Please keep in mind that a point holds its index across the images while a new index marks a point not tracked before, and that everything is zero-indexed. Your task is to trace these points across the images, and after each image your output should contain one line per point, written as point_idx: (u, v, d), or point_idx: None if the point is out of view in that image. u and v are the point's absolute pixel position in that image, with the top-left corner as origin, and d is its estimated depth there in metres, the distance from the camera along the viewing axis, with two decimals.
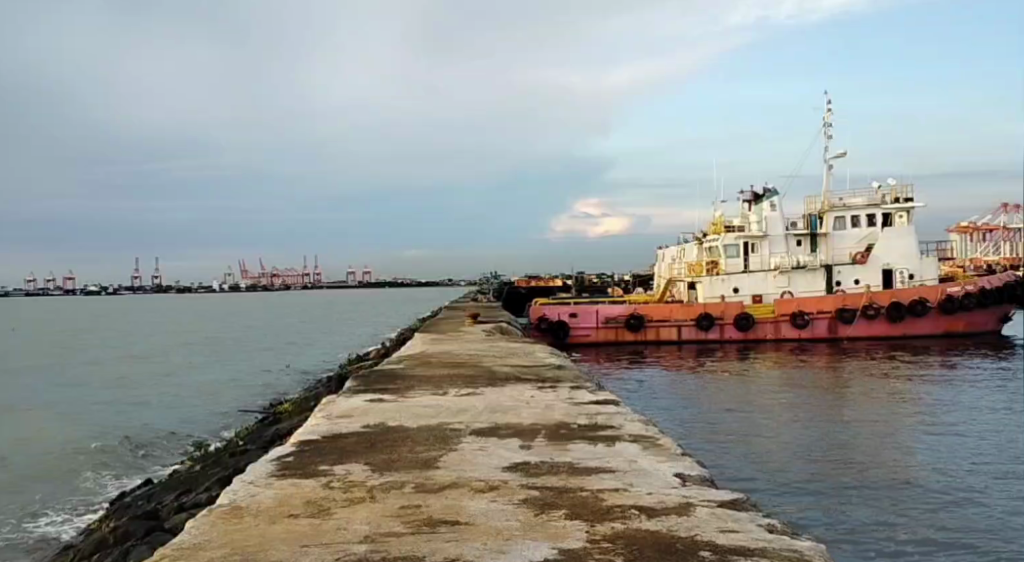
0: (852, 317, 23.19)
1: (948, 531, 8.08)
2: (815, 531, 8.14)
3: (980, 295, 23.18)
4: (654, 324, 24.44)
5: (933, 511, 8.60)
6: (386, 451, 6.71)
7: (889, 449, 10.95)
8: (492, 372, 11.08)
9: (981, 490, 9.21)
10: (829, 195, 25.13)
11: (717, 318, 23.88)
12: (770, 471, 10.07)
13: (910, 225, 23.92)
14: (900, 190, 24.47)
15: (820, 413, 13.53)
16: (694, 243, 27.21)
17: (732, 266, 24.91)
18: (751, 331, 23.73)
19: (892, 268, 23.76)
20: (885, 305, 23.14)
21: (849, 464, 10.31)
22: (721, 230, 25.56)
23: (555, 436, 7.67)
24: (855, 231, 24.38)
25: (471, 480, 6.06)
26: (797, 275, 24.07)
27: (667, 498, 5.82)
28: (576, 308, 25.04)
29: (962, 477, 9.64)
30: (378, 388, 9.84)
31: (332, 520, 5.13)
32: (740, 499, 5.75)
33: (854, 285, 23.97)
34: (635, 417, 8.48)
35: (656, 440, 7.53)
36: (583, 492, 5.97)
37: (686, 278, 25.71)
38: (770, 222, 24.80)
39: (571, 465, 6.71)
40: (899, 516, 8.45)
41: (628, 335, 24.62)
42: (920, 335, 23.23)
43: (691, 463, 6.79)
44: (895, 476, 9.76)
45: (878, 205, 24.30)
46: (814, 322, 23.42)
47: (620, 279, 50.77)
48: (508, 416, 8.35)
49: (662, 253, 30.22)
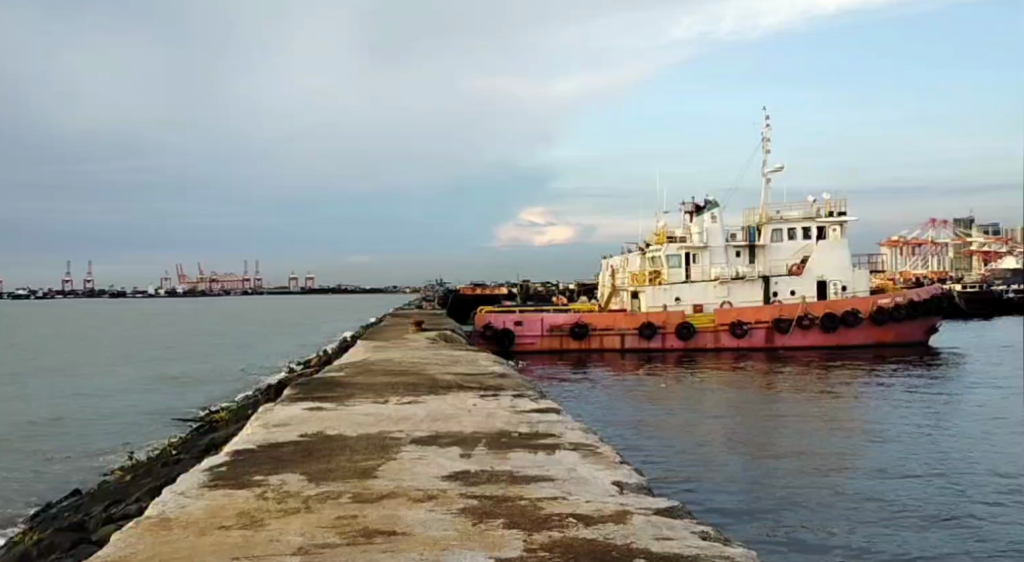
0: (788, 327, 23.71)
1: (877, 537, 8.31)
2: (750, 537, 8.29)
3: (908, 307, 23.85)
4: (598, 332, 24.66)
5: (861, 517, 8.84)
6: (323, 460, 6.64)
7: (820, 457, 11.22)
8: (434, 380, 11.04)
9: (906, 497, 9.49)
10: (767, 207, 25.66)
11: (659, 327, 24.25)
12: (707, 477, 10.21)
13: (843, 238, 24.54)
14: (834, 204, 25.07)
15: (756, 421, 13.76)
16: (638, 252, 27.47)
17: (674, 276, 25.30)
18: (692, 340, 24.10)
19: (827, 280, 24.36)
20: (819, 315, 23.70)
21: (783, 471, 10.53)
22: (664, 240, 25.91)
23: (496, 444, 7.70)
24: (792, 244, 24.93)
25: (409, 490, 6.04)
26: (736, 285, 24.53)
27: (605, 506, 5.90)
28: (521, 316, 25.15)
29: (891, 485, 9.92)
30: (317, 395, 9.76)
31: (265, 531, 5.06)
32: (675, 507, 5.88)
33: (790, 296, 24.48)
34: (575, 425, 8.56)
35: (595, 449, 7.63)
36: (522, 501, 6.01)
37: (629, 287, 25.99)
38: (710, 234, 25.23)
39: (511, 474, 6.75)
40: (827, 522, 8.67)
41: (573, 343, 24.79)
42: (853, 345, 23.79)
43: (630, 471, 6.92)
44: (825, 482, 10.01)
45: (813, 219, 24.92)
46: (752, 331, 23.90)
47: (564, 288, 50.97)
48: (448, 424, 8.35)
49: (605, 263, 30.50)
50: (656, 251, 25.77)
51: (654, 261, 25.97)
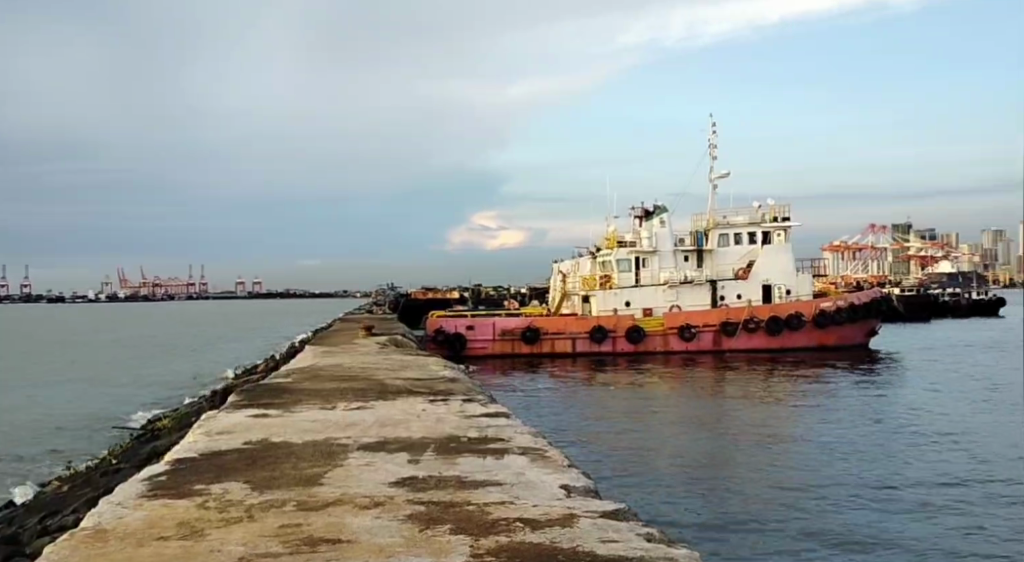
0: (734, 330, 24.06)
1: (820, 535, 8.47)
2: (696, 538, 8.38)
3: (849, 310, 24.39)
4: (549, 336, 24.75)
5: (804, 516, 9.00)
6: (268, 468, 6.55)
7: (765, 458, 11.40)
8: (383, 385, 10.98)
9: (847, 496, 9.70)
10: (713, 212, 26.03)
11: (609, 330, 24.44)
12: (655, 479, 10.31)
13: (787, 243, 25.01)
14: (778, 210, 25.54)
15: (703, 423, 13.93)
16: (588, 256, 27.66)
17: (624, 280, 25.53)
18: (642, 344, 24.32)
19: (772, 284, 24.78)
20: (765, 319, 24.10)
21: (728, 471, 10.68)
22: (614, 245, 26.12)
23: (445, 449, 7.68)
24: (738, 249, 25.32)
25: (355, 497, 5.99)
26: (685, 289, 24.82)
27: (552, 510, 5.93)
28: (473, 320, 25.12)
29: (833, 484, 10.12)
30: (263, 401, 9.63)
31: (206, 541, 4.98)
32: (621, 509, 5.93)
33: (736, 300, 24.87)
34: (524, 429, 8.59)
35: (544, 452, 7.65)
36: (469, 506, 6.01)
37: (580, 291, 26.13)
38: (659, 238, 25.43)
39: (459, 479, 6.73)
40: (770, 522, 8.81)
41: (524, 347, 24.83)
42: (796, 348, 24.22)
43: (578, 474, 6.96)
44: (770, 483, 10.18)
45: (758, 224, 25.37)
46: (700, 334, 24.20)
47: (515, 292, 51.03)
48: (397, 429, 8.30)
49: (556, 267, 30.65)
50: (606, 256, 25.97)
51: (604, 266, 26.16)
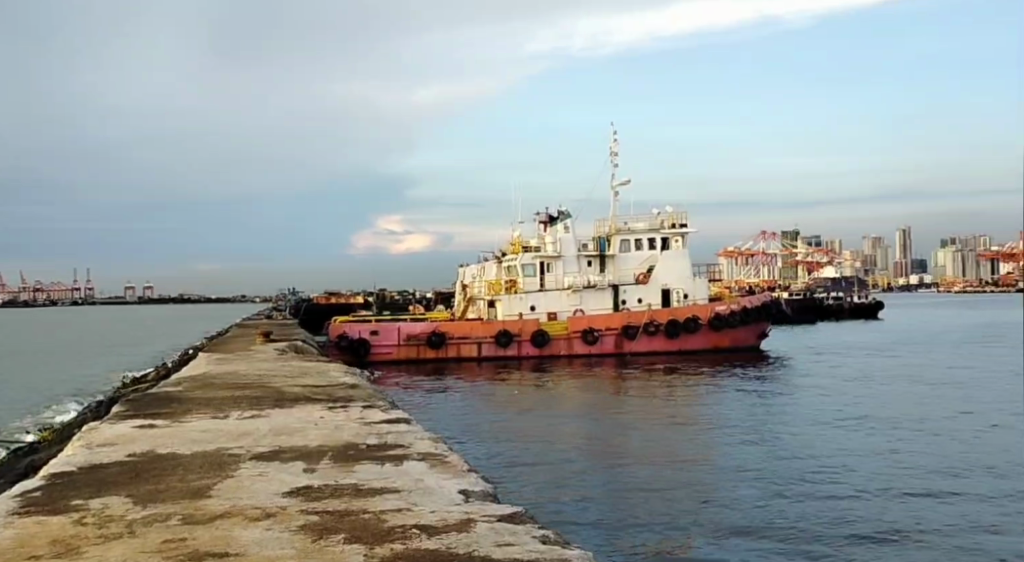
0: (635, 334, 24.54)
1: (712, 531, 8.71)
2: (593, 537, 8.50)
3: (742, 313, 25.23)
4: (454, 341, 24.71)
5: (697, 514, 9.24)
6: (153, 481, 6.33)
7: (662, 457, 11.66)
8: (280, 392, 10.74)
9: (738, 493, 10.01)
10: (615, 218, 26.53)
11: (514, 334, 24.56)
12: (555, 481, 10.40)
13: (685, 248, 25.70)
14: (677, 216, 26.22)
15: (602, 425, 14.14)
16: (493, 261, 27.74)
17: (528, 285, 25.72)
18: (546, 347, 24.52)
19: (671, 288, 25.44)
20: (664, 322, 24.67)
21: (626, 472, 10.87)
22: (518, 250, 26.28)
23: (343, 457, 7.58)
24: (639, 254, 25.87)
25: (245, 509, 5.85)
26: (587, 294, 25.18)
27: (449, 515, 5.92)
28: (377, 325, 24.85)
29: (725, 482, 10.43)
30: (150, 411, 9.27)
31: (82, 560, 4.77)
32: (518, 513, 5.97)
33: (637, 304, 25.38)
34: (425, 435, 8.54)
35: (443, 458, 7.64)
36: (365, 514, 5.94)
37: (485, 296, 26.17)
38: (562, 244, 25.83)
39: (355, 487, 6.65)
40: (665, 520, 9.01)
41: (429, 352, 24.71)
42: (694, 350, 24.87)
43: (476, 479, 6.98)
44: (665, 482, 10.41)
45: (658, 230, 25.97)
46: (603, 338, 24.60)
47: (418, 297, 50.63)
48: (293, 438, 8.13)
49: (461, 272, 30.63)
50: (511, 261, 26.11)
51: (509, 270, 26.30)
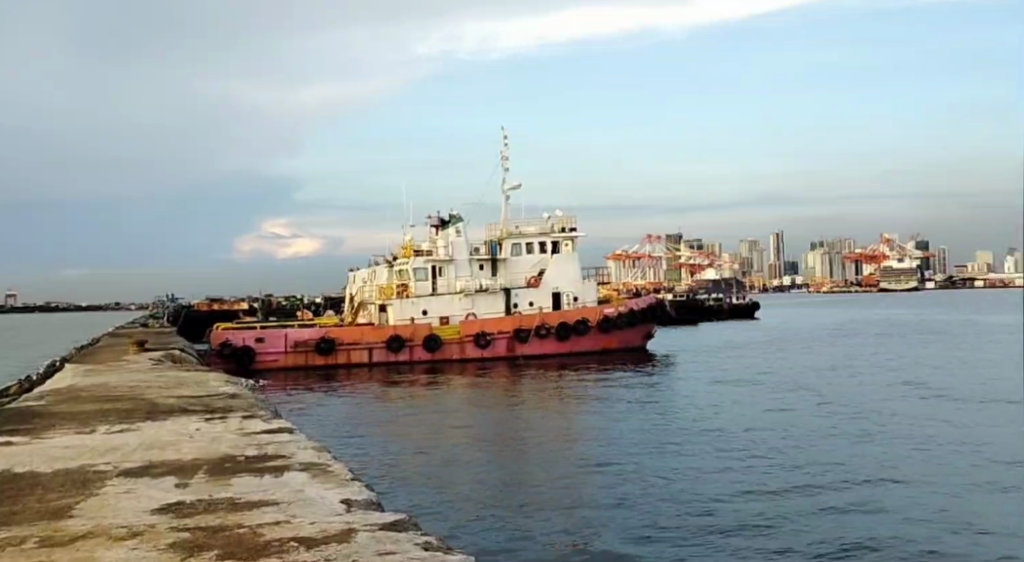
0: (527, 337, 24.70)
1: (597, 529, 8.82)
2: (481, 540, 8.46)
3: (630, 315, 25.76)
4: (345, 347, 24.31)
5: (583, 513, 9.34)
6: (8, 503, 5.94)
7: (549, 458, 11.76)
8: (154, 405, 10.27)
9: (624, 491, 10.17)
10: (506, 222, 26.69)
11: (406, 340, 24.34)
12: (443, 486, 10.32)
13: (574, 252, 26.07)
14: (567, 220, 26.58)
15: (492, 428, 14.13)
16: (383, 265, 27.40)
17: (420, 289, 25.53)
18: (438, 352, 24.40)
19: (561, 291, 25.75)
20: (554, 325, 24.93)
21: (515, 474, 10.91)
22: (410, 253, 26.07)
23: (219, 470, 7.30)
24: (530, 257, 26.09)
25: (109, 528, 5.55)
26: (479, 298, 25.19)
27: (329, 526, 5.78)
28: (262, 332, 24.15)
29: (612, 481, 10.59)
30: (7, 429, 8.69)
31: None
32: (400, 520, 5.88)
33: (528, 307, 25.56)
34: (307, 444, 8.33)
35: (325, 467, 7.46)
36: (240, 529, 5.74)
37: (375, 300, 25.80)
38: (454, 247, 25.77)
39: (230, 501, 6.41)
40: (552, 520, 9.06)
41: (317, 359, 24.19)
42: (583, 352, 25.21)
43: (360, 487, 6.85)
44: (552, 483, 10.49)
45: (548, 234, 26.26)
46: (495, 341, 24.65)
47: (306, 303, 49.66)
48: (166, 452, 7.80)
49: (350, 276, 30.12)
50: (403, 265, 25.87)
51: (400, 274, 26.04)
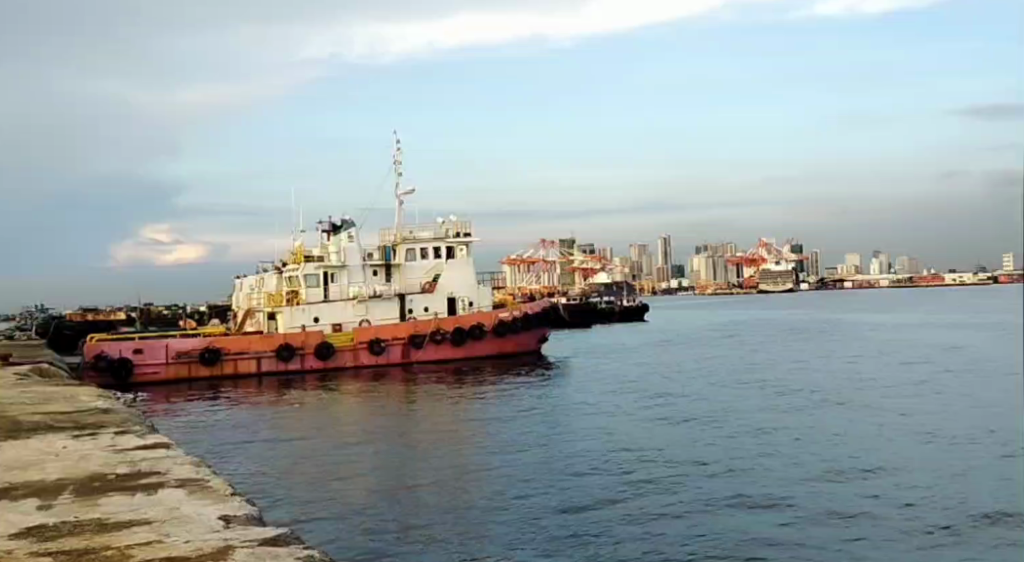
0: (422, 342, 24.45)
1: (490, 536, 8.71)
2: (372, 552, 8.23)
3: (525, 319, 25.83)
4: (231, 357, 23.47)
5: (478, 519, 9.22)
6: None
7: (444, 466, 11.60)
8: (16, 423, 9.60)
9: (518, 496, 10.11)
10: (400, 227, 26.42)
11: (296, 348, 23.70)
12: (334, 497, 10.03)
13: (469, 257, 26.00)
14: (461, 225, 26.47)
15: (386, 435, 13.86)
16: (273, 272, 26.65)
17: (311, 296, 24.94)
18: (330, 360, 23.87)
19: (456, 296, 25.62)
20: (450, 330, 24.76)
21: (409, 482, 10.71)
22: (301, 259, 25.45)
23: (87, 490, 6.85)
24: (424, 263, 25.98)
25: None
26: (373, 304, 24.80)
27: (205, 544, 5.48)
28: (141, 343, 23.05)
29: (507, 487, 10.51)
30: None
31: None
32: (282, 534, 5.63)
33: (423, 313, 25.33)
34: (185, 459, 7.93)
35: (204, 483, 7.10)
36: (107, 551, 5.37)
37: (264, 308, 25.02)
38: (347, 253, 25.36)
39: (98, 522, 6.01)
40: (446, 529, 8.91)
41: (202, 370, 23.27)
42: (479, 357, 25.12)
43: (241, 502, 6.53)
44: (446, 490, 10.34)
45: (443, 239, 26.12)
46: (389, 348, 24.29)
47: (191, 311, 47.82)
48: (28, 473, 7.28)
49: (237, 284, 29.16)
50: (294, 271, 25.24)
51: (290, 281, 25.37)
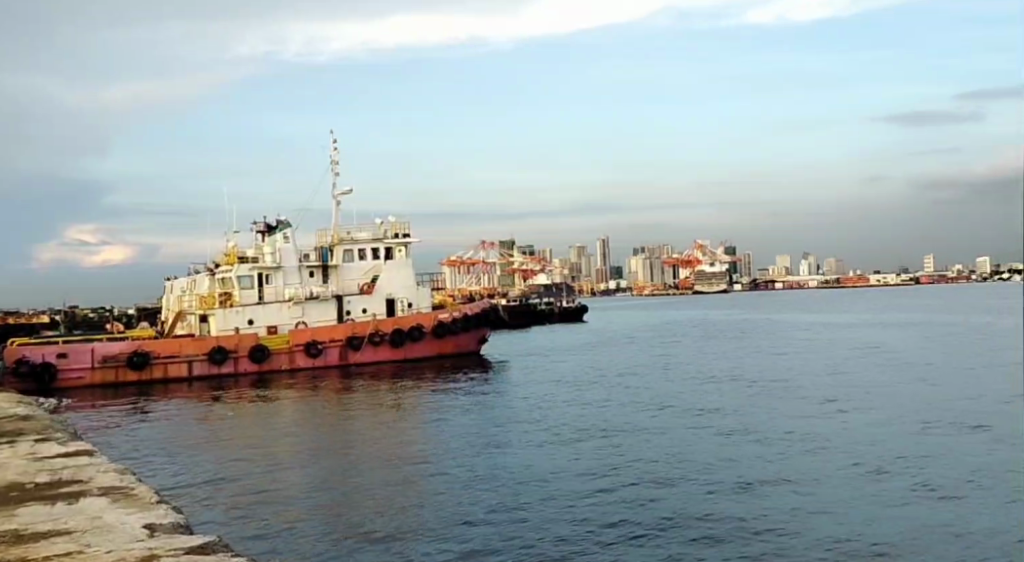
0: (360, 344, 24.12)
1: (429, 540, 8.59)
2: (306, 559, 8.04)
3: (464, 320, 25.68)
4: (161, 361, 22.82)
5: (417, 523, 9.08)
6: None
7: (381, 469, 11.42)
8: None
9: (457, 499, 10.00)
10: (338, 227, 26.08)
11: (230, 351, 23.17)
12: (268, 503, 9.78)
13: (408, 258, 25.78)
14: (400, 226, 26.23)
15: (322, 439, 13.61)
16: (205, 273, 26.04)
17: (245, 298, 24.44)
18: (265, 363, 23.40)
19: (395, 297, 25.37)
20: (388, 331, 24.49)
21: (345, 487, 10.51)
22: (235, 260, 24.92)
23: (3, 501, 6.53)
24: (362, 264, 25.67)
25: None
26: (309, 306, 24.42)
27: (128, 554, 5.26)
28: (66, 347, 22.25)
29: (446, 489, 10.41)
30: None
31: None
32: (210, 542, 5.43)
33: (361, 314, 25.03)
34: (109, 467, 7.62)
35: (129, 491, 6.83)
36: None
37: (196, 310, 24.42)
38: (282, 254, 24.96)
39: (14, 533, 5.72)
40: (384, 533, 8.75)
41: (130, 375, 22.58)
42: (417, 359, 24.90)
43: (166, 510, 6.29)
44: (384, 494, 10.18)
45: (381, 239, 25.85)
46: (327, 350, 23.90)
47: (120, 314, 46.42)
48: None
49: (167, 285, 28.41)
50: (227, 272, 24.69)
51: (223, 283, 24.82)
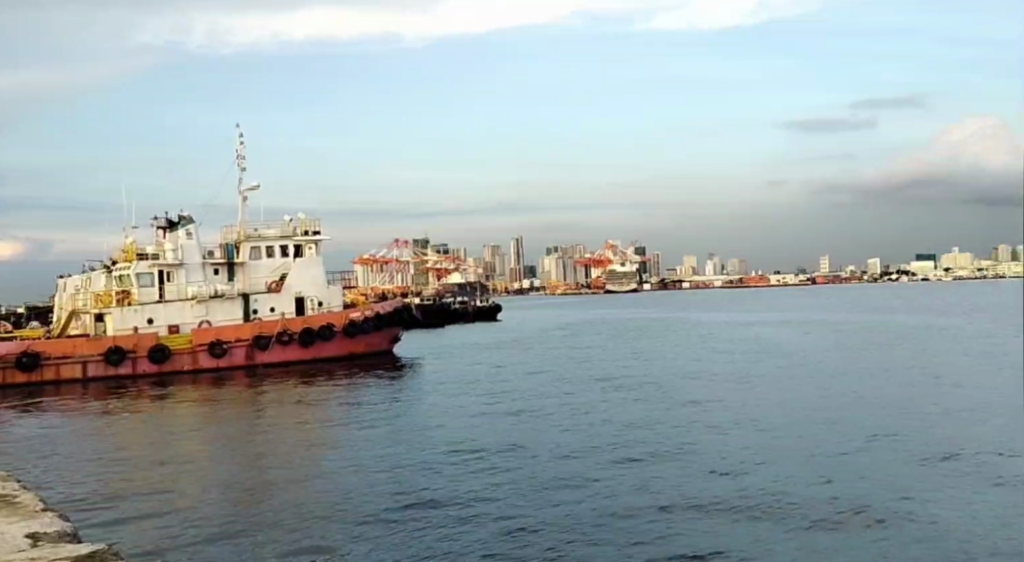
0: (267, 344, 23.43)
1: (338, 543, 8.32)
2: None
3: (375, 319, 25.24)
4: (53, 362, 21.71)
5: (325, 527, 8.79)
6: None
7: (288, 472, 11.06)
8: None
9: (369, 500, 9.75)
10: (244, 224, 25.35)
11: (128, 351, 22.21)
12: (168, 509, 9.34)
13: (318, 256, 25.25)
14: (310, 223, 25.63)
15: (226, 442, 13.13)
16: (101, 270, 24.94)
17: (145, 296, 23.49)
18: (166, 364, 22.52)
19: (304, 296, 24.81)
20: (297, 331, 23.88)
21: (251, 490, 10.13)
22: (134, 257, 23.92)
23: None
24: (270, 262, 25.02)
25: None
26: (214, 304, 23.66)
27: None
28: None
29: (357, 490, 10.14)
30: None
31: None
32: (99, 550, 5.10)
33: (269, 313, 24.38)
34: None
35: (11, 498, 6.38)
36: None
37: (91, 308, 23.35)
38: (185, 251, 24.12)
39: None
40: (290, 538, 8.44)
41: (19, 377, 21.40)
42: (327, 359, 24.35)
43: (52, 518, 5.89)
44: (291, 497, 9.85)
45: (290, 237, 25.26)
46: (232, 350, 23.13)
47: (11, 313, 44.07)
48: None
49: (60, 283, 27.10)
50: (125, 269, 23.68)
51: (121, 280, 23.81)
